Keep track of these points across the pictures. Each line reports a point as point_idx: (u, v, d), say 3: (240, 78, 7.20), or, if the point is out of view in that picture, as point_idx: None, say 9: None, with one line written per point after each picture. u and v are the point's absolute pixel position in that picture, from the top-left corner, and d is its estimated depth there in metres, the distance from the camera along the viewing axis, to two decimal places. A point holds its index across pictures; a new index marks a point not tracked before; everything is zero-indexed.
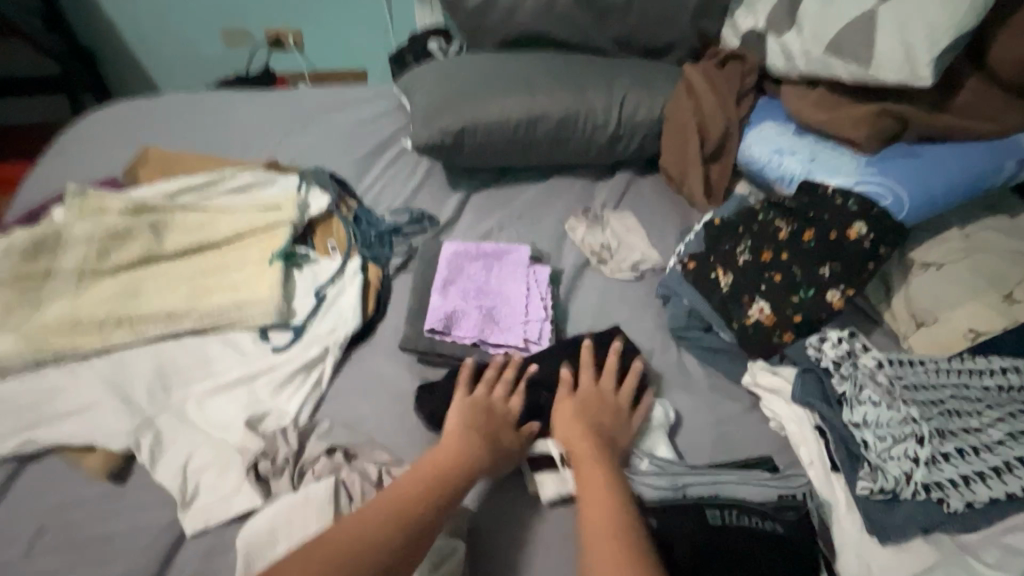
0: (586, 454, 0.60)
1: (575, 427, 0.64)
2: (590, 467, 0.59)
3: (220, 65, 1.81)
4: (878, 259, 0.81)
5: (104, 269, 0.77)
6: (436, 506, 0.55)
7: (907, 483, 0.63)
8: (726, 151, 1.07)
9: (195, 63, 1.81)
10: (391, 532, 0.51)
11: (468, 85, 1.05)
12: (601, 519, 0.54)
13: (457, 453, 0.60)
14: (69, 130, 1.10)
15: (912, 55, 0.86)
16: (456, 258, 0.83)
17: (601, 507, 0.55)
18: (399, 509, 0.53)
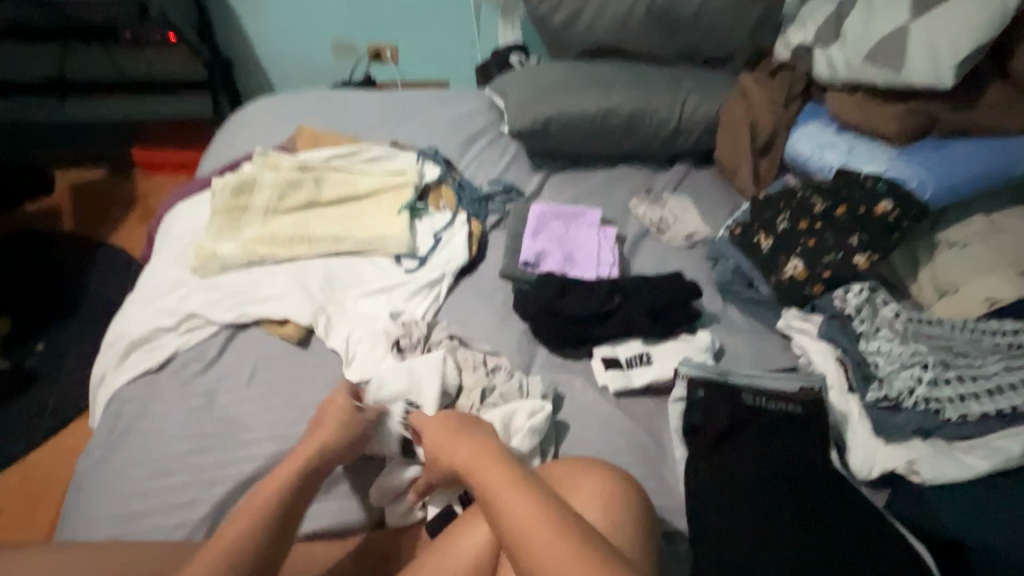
0: (485, 466, 0.56)
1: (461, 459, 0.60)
2: (490, 474, 0.55)
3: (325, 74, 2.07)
4: (901, 231, 0.95)
5: (282, 208, 1.01)
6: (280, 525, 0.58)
7: (909, 395, 0.78)
8: (775, 146, 1.24)
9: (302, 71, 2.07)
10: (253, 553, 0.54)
11: (553, 84, 1.27)
12: (527, 517, 0.49)
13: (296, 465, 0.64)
14: (234, 115, 1.39)
15: (937, 61, 1.02)
16: (542, 216, 1.05)
17: (519, 505, 0.50)
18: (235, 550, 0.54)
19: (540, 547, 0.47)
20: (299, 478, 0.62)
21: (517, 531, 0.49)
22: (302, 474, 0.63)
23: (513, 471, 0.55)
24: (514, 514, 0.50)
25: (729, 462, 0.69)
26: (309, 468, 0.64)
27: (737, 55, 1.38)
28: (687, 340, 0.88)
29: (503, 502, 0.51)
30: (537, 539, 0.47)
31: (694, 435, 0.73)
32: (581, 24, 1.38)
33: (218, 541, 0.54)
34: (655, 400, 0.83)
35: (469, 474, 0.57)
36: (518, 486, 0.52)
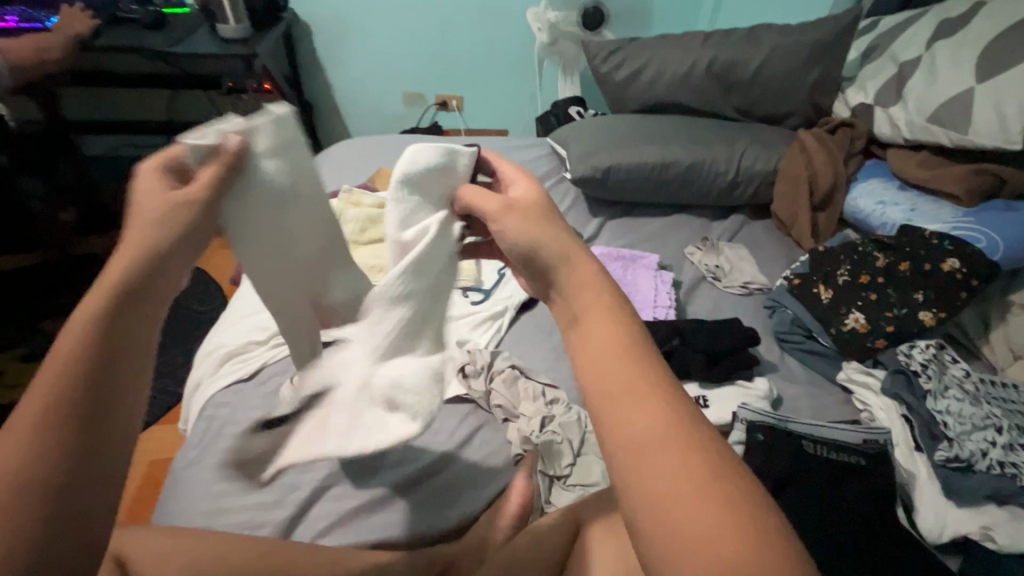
0: (530, 211, 0.47)
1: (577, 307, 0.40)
2: (533, 221, 0.45)
3: (398, 121, 2.26)
4: (970, 289, 0.94)
5: (362, 240, 1.11)
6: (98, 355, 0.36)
7: (983, 457, 0.75)
8: (834, 202, 1.26)
9: (378, 119, 2.26)
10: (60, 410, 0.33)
11: (615, 136, 1.34)
12: (589, 301, 0.40)
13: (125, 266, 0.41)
14: (320, 155, 1.53)
15: (1005, 124, 1.03)
16: (601, 258, 1.11)
17: (646, 411, 0.33)
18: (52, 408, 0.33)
19: (596, 336, 0.37)
20: (94, 336, 0.37)
21: (574, 310, 0.40)
22: (117, 316, 0.38)
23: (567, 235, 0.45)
24: (580, 294, 0.40)
25: (790, 508, 0.70)
26: (119, 309, 0.39)
27: (796, 112, 1.43)
28: (745, 388, 0.89)
29: (561, 272, 0.42)
30: (596, 329, 0.38)
31: (753, 478, 0.73)
32: (642, 81, 1.47)
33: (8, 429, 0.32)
34: None
35: (511, 210, 0.47)
36: (567, 237, 0.44)
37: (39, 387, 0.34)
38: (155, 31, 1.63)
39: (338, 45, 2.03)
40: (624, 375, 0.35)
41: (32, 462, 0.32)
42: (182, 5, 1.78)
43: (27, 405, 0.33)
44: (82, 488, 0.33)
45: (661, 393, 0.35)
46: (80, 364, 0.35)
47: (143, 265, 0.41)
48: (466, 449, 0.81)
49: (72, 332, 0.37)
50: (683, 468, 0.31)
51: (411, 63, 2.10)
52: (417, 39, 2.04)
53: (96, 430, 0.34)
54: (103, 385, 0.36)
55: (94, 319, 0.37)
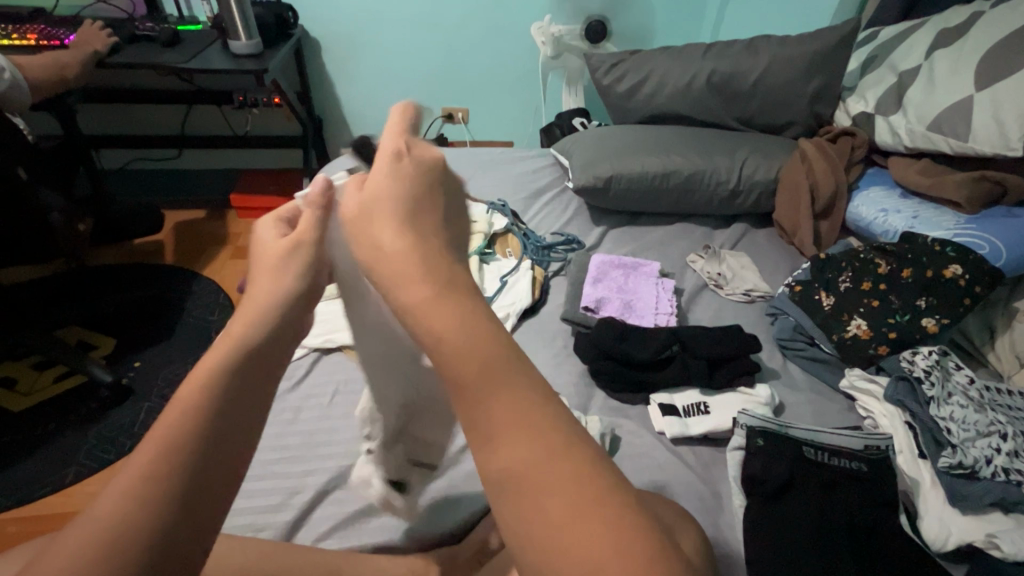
0: (380, 223, 0.42)
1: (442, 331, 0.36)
2: (382, 238, 0.42)
3: None
4: (973, 296, 0.94)
5: None
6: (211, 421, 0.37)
7: (987, 464, 0.75)
8: (836, 210, 1.26)
9: None
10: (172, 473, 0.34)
11: (616, 146, 1.36)
12: (454, 323, 0.37)
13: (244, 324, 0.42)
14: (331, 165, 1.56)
15: (1004, 130, 1.03)
16: (603, 265, 1.12)
17: (520, 448, 0.33)
18: (161, 466, 0.34)
19: (464, 363, 0.35)
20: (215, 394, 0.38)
21: (436, 335, 0.37)
22: (236, 374, 0.39)
23: (417, 248, 0.41)
24: (440, 314, 0.37)
25: (791, 515, 0.69)
26: (245, 368, 0.40)
27: (797, 121, 1.44)
28: (746, 394, 0.89)
29: (413, 295, 0.38)
30: (461, 356, 0.36)
31: (753, 484, 0.73)
32: (643, 92, 1.49)
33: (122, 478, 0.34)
34: (712, 450, 0.84)
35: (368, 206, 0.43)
36: (418, 251, 0.41)
37: (165, 430, 0.36)
38: (171, 48, 1.67)
39: (346, 60, 2.08)
40: (504, 408, 0.34)
41: (133, 518, 0.32)
42: (196, 23, 1.83)
43: (151, 447, 0.35)
44: (180, 547, 0.33)
45: (542, 423, 0.34)
46: (204, 419, 0.37)
47: (266, 321, 0.43)
48: (467, 454, 0.82)
49: (191, 387, 0.38)
50: (564, 492, 0.32)
51: (416, 76, 2.14)
52: (423, 54, 2.08)
53: (205, 488, 0.35)
54: (213, 448, 0.36)
55: (220, 373, 0.39)
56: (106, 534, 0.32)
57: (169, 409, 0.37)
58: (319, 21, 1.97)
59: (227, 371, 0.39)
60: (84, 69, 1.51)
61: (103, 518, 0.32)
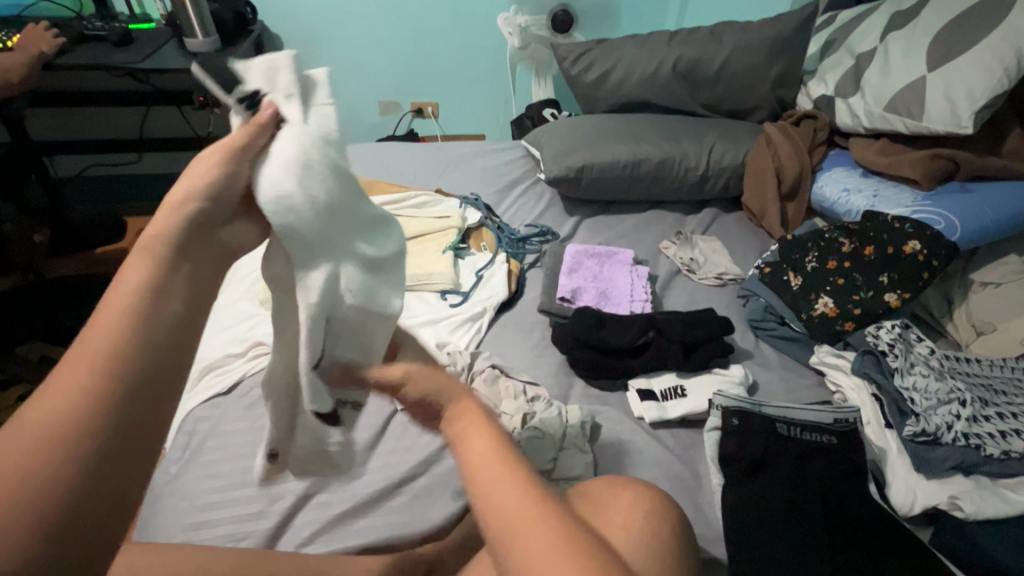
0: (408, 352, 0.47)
1: (466, 440, 0.43)
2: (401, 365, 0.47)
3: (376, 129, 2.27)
4: (932, 270, 0.97)
5: None
6: (140, 312, 0.40)
7: (948, 431, 0.77)
8: (802, 192, 1.29)
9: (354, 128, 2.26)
10: (109, 356, 0.38)
11: (587, 135, 1.37)
12: (471, 421, 0.43)
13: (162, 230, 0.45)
14: None
15: (955, 108, 1.07)
16: (577, 255, 1.13)
17: (533, 535, 0.38)
18: (95, 355, 0.38)
19: (495, 477, 0.40)
20: (141, 293, 0.41)
21: (473, 459, 0.41)
22: (161, 277, 0.43)
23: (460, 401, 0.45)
24: (476, 443, 0.42)
25: (765, 490, 0.71)
26: (168, 270, 0.44)
27: (761, 106, 1.46)
28: (722, 375, 0.91)
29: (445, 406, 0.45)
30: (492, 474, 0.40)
31: (729, 462, 0.75)
32: (612, 82, 1.50)
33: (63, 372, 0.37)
34: (691, 431, 0.85)
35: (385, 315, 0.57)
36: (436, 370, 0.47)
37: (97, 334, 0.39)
38: (122, 48, 1.60)
39: (309, 56, 2.03)
40: (515, 499, 0.39)
41: (90, 395, 0.36)
42: (149, 21, 1.76)
43: (90, 346, 0.38)
44: (137, 415, 0.37)
45: (542, 506, 0.39)
46: (130, 311, 0.40)
47: (179, 226, 0.46)
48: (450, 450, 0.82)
49: (119, 291, 0.41)
50: (566, 562, 0.36)
51: (383, 72, 2.11)
52: (389, 48, 2.05)
53: (153, 364, 0.39)
54: (147, 333, 0.40)
55: (147, 280, 0.42)
56: (61, 416, 0.35)
57: (100, 311, 0.40)
58: (279, 16, 1.92)
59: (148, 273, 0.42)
60: (30, 71, 1.43)
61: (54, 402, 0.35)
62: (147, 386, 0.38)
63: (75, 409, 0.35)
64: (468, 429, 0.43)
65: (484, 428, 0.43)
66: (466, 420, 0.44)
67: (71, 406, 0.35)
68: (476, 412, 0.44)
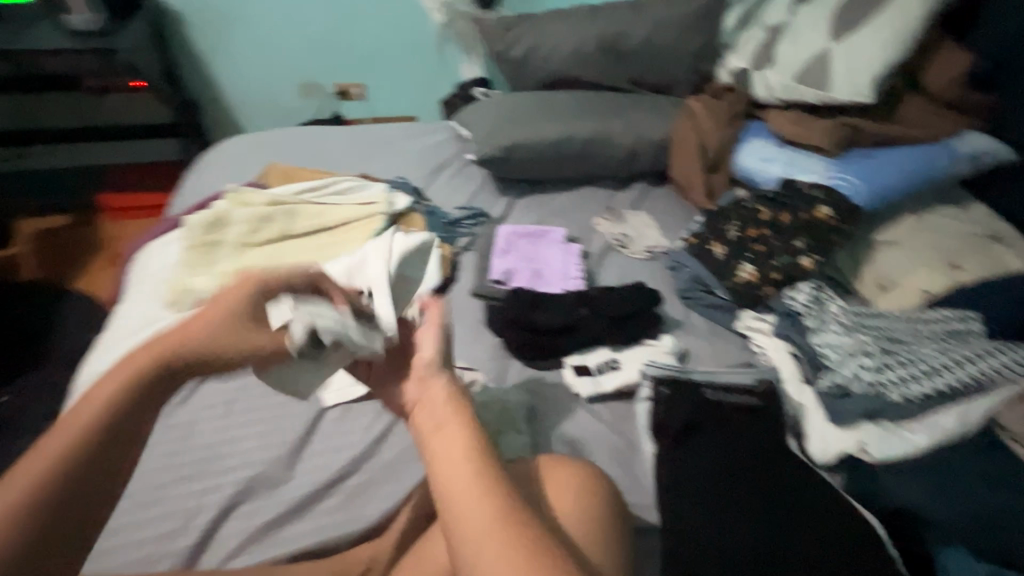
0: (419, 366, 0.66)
1: (441, 421, 0.57)
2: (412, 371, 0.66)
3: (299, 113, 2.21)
4: (840, 233, 1.04)
5: (257, 242, 1.05)
6: (85, 453, 0.48)
7: (857, 382, 0.83)
8: (725, 162, 1.33)
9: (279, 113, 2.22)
10: (47, 483, 0.46)
11: (515, 113, 1.34)
12: (448, 412, 0.57)
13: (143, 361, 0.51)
14: (213, 153, 1.43)
15: (858, 80, 1.14)
16: (509, 237, 1.12)
17: (471, 487, 0.49)
18: (42, 479, 0.46)
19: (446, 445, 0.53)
20: (97, 429, 0.49)
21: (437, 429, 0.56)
22: (116, 418, 0.49)
23: (453, 391, 0.61)
24: (445, 432, 0.55)
25: (693, 452, 0.74)
26: (120, 415, 0.50)
27: (684, 80, 1.49)
28: (654, 346, 0.93)
29: (429, 399, 0.60)
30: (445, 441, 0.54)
31: (660, 430, 0.77)
32: (538, 58, 1.48)
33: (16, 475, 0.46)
34: (625, 404, 0.86)
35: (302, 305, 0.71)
36: (433, 379, 0.63)
37: (57, 437, 0.48)
38: None
39: None
40: (464, 464, 0.51)
41: (13, 520, 0.44)
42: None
43: (45, 456, 0.47)
44: (40, 552, 0.45)
45: (484, 472, 0.50)
46: (80, 448, 0.48)
47: (153, 369, 0.51)
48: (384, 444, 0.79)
49: (84, 411, 0.49)
50: (489, 516, 0.46)
51: None
52: None
53: (73, 503, 0.47)
54: (82, 471, 0.47)
55: (105, 411, 0.49)
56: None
57: (62, 429, 0.48)
58: None
59: (112, 411, 0.49)
60: None
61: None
62: (58, 528, 0.46)
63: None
64: (443, 416, 0.57)
65: (459, 417, 0.57)
66: (449, 407, 0.58)
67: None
68: (453, 402, 0.58)
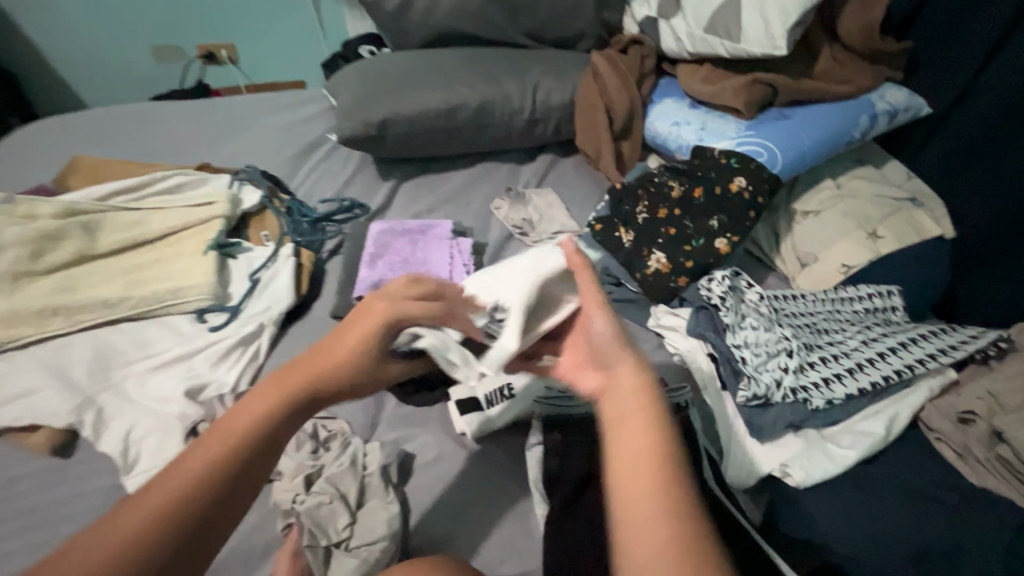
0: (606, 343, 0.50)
1: (628, 429, 0.42)
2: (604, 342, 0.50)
3: (155, 81, 1.87)
4: (758, 208, 0.92)
5: (37, 270, 0.80)
6: (231, 486, 0.40)
7: (777, 389, 0.72)
8: (634, 128, 1.18)
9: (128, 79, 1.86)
10: (185, 511, 0.38)
11: (391, 79, 1.12)
12: (637, 418, 0.42)
13: (303, 383, 0.47)
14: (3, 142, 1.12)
15: (770, 28, 0.99)
16: (383, 236, 0.92)
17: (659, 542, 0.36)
18: (174, 498, 0.38)
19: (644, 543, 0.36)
20: (241, 456, 0.42)
21: (622, 445, 0.41)
22: (268, 436, 0.43)
23: (646, 391, 0.44)
24: (636, 445, 0.41)
25: (593, 512, 0.60)
26: (264, 446, 0.43)
27: (588, 33, 1.30)
28: None
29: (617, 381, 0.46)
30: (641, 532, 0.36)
31: (551, 484, 0.64)
32: (418, 9, 1.24)
33: (153, 493, 0.38)
34: (519, 436, 0.72)
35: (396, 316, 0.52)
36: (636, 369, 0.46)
37: (192, 462, 0.40)
38: None
39: None
40: (652, 510, 0.37)
41: (134, 545, 0.36)
42: None
43: (190, 471, 0.40)
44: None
45: (683, 534, 0.36)
46: (225, 471, 0.41)
47: (317, 388, 0.47)
48: None
49: (241, 421, 0.43)
50: None
51: None
52: None
53: (189, 554, 0.38)
54: (216, 507, 0.39)
55: (252, 438, 0.42)
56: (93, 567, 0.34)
57: (214, 438, 0.42)
58: None
59: (270, 431, 0.44)
60: None
61: (127, 521, 0.37)
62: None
63: (126, 546, 0.36)
64: (629, 420, 0.43)
65: (663, 441, 0.41)
66: (642, 409, 0.43)
67: (109, 555, 0.35)
68: (644, 402, 0.43)
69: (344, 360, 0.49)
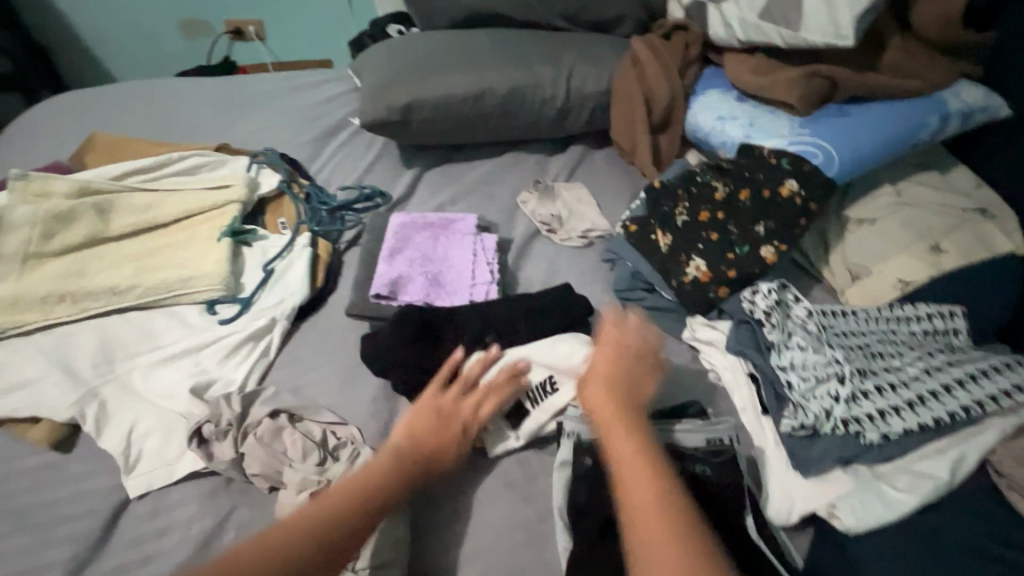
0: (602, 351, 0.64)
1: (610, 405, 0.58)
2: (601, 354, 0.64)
3: (182, 57, 1.83)
4: (809, 216, 0.84)
5: (47, 252, 0.77)
6: (363, 514, 0.50)
7: (827, 419, 0.66)
8: (674, 121, 1.10)
9: (155, 54, 1.83)
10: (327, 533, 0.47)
11: (418, 61, 1.06)
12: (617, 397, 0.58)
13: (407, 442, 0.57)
14: (26, 115, 1.11)
15: (834, 15, 0.90)
16: (402, 230, 0.87)
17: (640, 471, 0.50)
18: (321, 518, 0.48)
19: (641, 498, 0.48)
20: (369, 491, 0.51)
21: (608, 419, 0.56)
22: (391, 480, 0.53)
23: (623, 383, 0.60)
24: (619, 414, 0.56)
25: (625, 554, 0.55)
26: (389, 484, 0.53)
27: (628, 16, 1.21)
28: None
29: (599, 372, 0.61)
30: (635, 487, 0.49)
31: (577, 516, 0.58)
32: None
33: (304, 510, 0.48)
34: (539, 455, 0.67)
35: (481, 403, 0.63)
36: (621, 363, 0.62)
37: (337, 493, 0.50)
38: None
39: None
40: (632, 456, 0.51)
41: (298, 543, 0.46)
42: None
43: (337, 496, 0.50)
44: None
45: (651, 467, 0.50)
46: (359, 507, 0.50)
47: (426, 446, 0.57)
48: None
49: (377, 461, 0.54)
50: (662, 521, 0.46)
51: None
52: None
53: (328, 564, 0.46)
54: (347, 534, 0.48)
55: (385, 476, 0.53)
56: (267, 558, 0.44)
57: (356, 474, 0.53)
58: None
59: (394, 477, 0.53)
60: None
61: (291, 527, 0.47)
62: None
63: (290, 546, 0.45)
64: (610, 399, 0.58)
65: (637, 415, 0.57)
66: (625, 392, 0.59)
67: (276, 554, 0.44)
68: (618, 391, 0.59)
69: (443, 436, 0.59)
